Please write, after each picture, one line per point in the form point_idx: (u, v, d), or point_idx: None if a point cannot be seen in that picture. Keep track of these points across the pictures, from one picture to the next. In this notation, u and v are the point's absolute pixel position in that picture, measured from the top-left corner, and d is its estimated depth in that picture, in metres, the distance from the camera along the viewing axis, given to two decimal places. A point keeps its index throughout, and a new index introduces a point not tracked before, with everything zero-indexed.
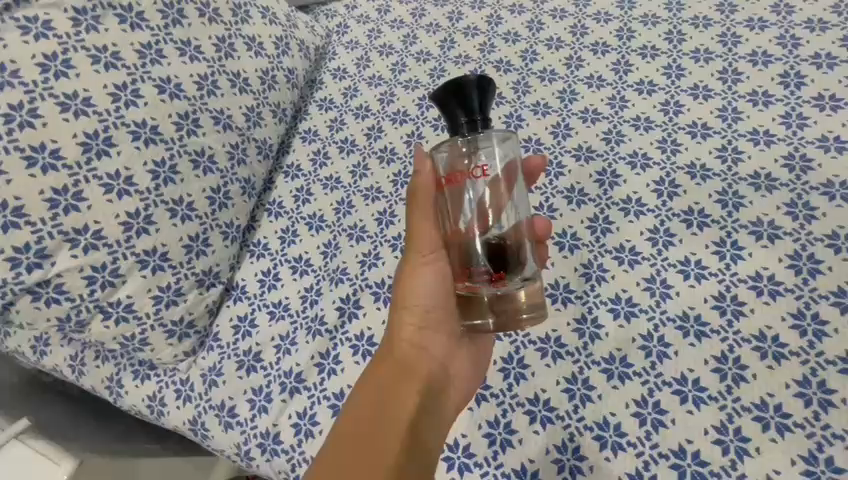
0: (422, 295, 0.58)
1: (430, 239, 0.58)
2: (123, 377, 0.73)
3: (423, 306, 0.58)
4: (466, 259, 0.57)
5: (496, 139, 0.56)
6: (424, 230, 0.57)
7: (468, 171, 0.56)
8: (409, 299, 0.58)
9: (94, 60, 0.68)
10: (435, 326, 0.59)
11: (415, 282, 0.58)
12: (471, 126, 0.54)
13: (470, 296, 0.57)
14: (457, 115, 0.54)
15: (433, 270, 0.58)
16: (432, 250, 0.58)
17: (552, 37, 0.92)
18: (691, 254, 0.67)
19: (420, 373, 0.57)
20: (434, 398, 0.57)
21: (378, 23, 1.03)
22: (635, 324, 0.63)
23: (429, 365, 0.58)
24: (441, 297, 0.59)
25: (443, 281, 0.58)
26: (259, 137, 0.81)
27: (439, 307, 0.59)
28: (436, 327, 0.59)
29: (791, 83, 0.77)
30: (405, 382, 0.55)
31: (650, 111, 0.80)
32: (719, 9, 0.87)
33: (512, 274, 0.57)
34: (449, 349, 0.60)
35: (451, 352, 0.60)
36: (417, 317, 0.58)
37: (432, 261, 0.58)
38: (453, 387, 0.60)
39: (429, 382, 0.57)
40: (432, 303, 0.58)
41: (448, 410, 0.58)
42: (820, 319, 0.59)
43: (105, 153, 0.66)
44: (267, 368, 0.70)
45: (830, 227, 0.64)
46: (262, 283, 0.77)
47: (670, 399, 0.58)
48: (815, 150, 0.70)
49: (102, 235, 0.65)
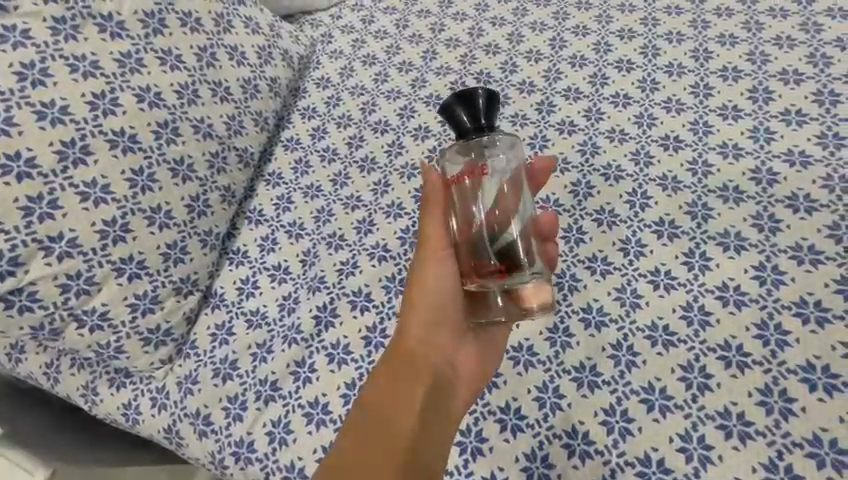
0: (430, 292, 0.59)
1: (438, 238, 0.59)
2: (98, 385, 0.73)
3: (430, 305, 0.59)
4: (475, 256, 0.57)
5: (500, 142, 0.58)
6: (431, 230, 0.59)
7: (475, 172, 0.58)
8: (417, 297, 0.59)
9: (73, 69, 0.68)
10: (442, 324, 0.60)
11: (423, 280, 0.59)
12: (477, 131, 0.56)
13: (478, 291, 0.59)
14: (464, 122, 0.56)
15: (443, 268, 0.59)
16: (441, 248, 0.59)
17: (531, 49, 0.94)
18: (661, 264, 0.68)
19: (428, 372, 0.58)
20: (441, 395, 0.57)
21: (362, 33, 1.04)
22: (605, 334, 0.64)
23: (436, 363, 0.58)
24: (448, 296, 0.60)
25: (451, 278, 0.59)
26: (240, 145, 0.82)
27: (446, 306, 0.60)
28: (443, 325, 0.60)
29: (760, 98, 0.79)
30: (412, 380, 0.56)
31: (625, 123, 0.82)
32: (692, 25, 0.89)
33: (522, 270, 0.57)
34: (455, 347, 0.61)
35: (458, 350, 0.61)
36: (425, 316, 0.59)
37: (442, 261, 0.59)
38: (461, 384, 0.60)
39: (435, 380, 0.57)
40: (440, 302, 0.59)
41: (456, 407, 0.58)
42: (783, 329, 0.61)
43: (82, 162, 0.66)
44: (243, 376, 0.70)
45: (794, 239, 0.66)
46: (240, 291, 0.77)
47: (638, 408, 0.59)
48: (781, 163, 0.72)
49: (77, 242, 0.65)
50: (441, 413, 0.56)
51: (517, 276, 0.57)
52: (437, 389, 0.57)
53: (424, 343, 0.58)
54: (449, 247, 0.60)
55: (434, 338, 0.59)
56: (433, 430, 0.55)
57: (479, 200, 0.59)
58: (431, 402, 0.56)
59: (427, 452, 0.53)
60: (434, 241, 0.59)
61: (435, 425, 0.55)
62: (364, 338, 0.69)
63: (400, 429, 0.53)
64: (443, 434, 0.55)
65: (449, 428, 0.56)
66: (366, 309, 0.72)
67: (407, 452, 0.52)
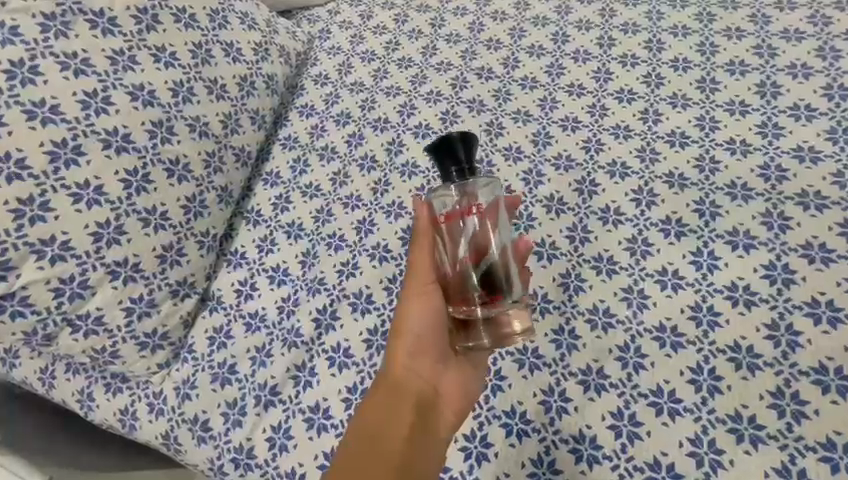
0: (416, 319, 0.58)
1: (425, 268, 0.58)
2: (94, 391, 0.71)
3: (418, 333, 0.58)
4: (462, 287, 0.57)
5: (484, 184, 0.56)
6: (419, 260, 0.59)
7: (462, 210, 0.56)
8: (404, 325, 0.58)
9: (63, 67, 0.66)
10: (429, 351, 0.58)
11: (408, 307, 0.58)
12: (461, 175, 0.54)
13: (466, 320, 0.57)
14: (446, 166, 0.54)
15: (426, 298, 0.58)
16: (424, 276, 0.58)
17: (533, 44, 0.92)
18: (668, 264, 0.67)
19: (415, 397, 0.57)
20: (429, 419, 0.56)
21: (360, 29, 1.02)
22: (612, 336, 0.63)
23: (422, 388, 0.57)
24: (435, 323, 0.58)
25: (436, 307, 0.58)
26: (237, 144, 0.80)
27: (434, 331, 0.58)
28: (429, 352, 0.58)
29: (767, 93, 0.77)
30: (399, 407, 0.55)
31: (630, 119, 0.80)
32: (697, 18, 0.87)
33: (504, 297, 0.56)
34: (443, 367, 0.59)
35: (447, 372, 0.59)
36: (413, 342, 0.58)
37: (427, 292, 0.58)
38: (447, 407, 0.58)
39: (421, 404, 0.57)
40: (426, 329, 0.58)
41: (444, 430, 0.57)
42: (795, 329, 0.59)
43: (73, 162, 0.64)
44: (242, 381, 0.68)
45: (804, 237, 0.65)
46: (238, 293, 0.76)
47: (646, 411, 0.58)
48: (790, 160, 0.71)
49: (70, 246, 0.63)
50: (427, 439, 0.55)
51: (503, 304, 0.56)
52: (423, 415, 0.56)
53: (410, 369, 0.57)
54: (435, 281, 0.58)
55: (420, 364, 0.58)
56: (421, 454, 0.54)
57: (461, 239, 0.57)
58: (417, 429, 0.55)
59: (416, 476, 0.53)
60: (421, 273, 0.59)
61: (422, 450, 0.54)
62: (365, 342, 0.68)
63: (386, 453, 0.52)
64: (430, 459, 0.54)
65: (437, 452, 0.55)
66: (367, 312, 0.70)
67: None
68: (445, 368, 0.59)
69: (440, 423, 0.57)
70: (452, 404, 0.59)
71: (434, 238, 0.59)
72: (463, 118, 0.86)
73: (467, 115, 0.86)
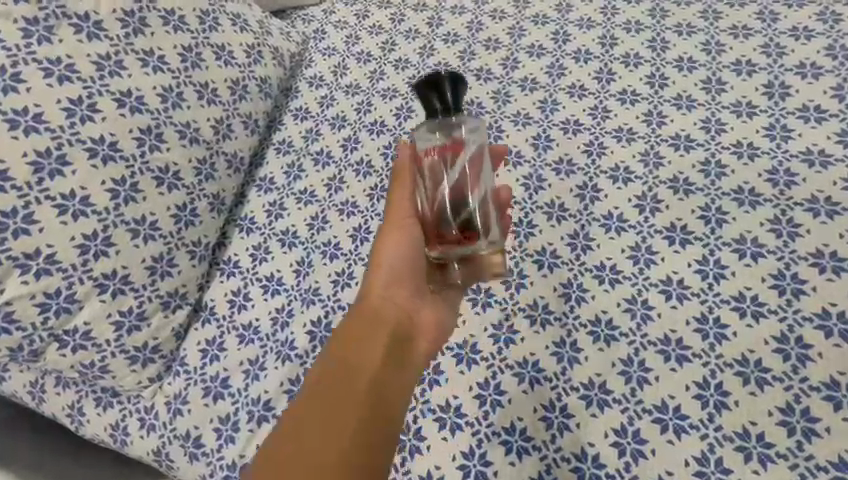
0: (390, 256, 0.59)
1: (402, 211, 0.61)
2: (84, 406, 0.70)
3: (392, 266, 0.59)
4: (438, 222, 0.57)
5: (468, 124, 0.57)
6: (399, 207, 0.62)
7: (442, 146, 0.57)
8: (379, 262, 0.59)
9: (47, 74, 0.64)
10: (403, 284, 0.59)
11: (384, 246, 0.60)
12: (444, 112, 0.55)
13: (442, 259, 0.58)
14: (427, 93, 0.55)
15: (401, 232, 0.61)
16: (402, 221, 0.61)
17: (533, 44, 0.89)
18: (673, 273, 0.64)
19: (388, 331, 0.56)
20: (402, 355, 0.56)
21: (356, 28, 1.00)
22: (615, 349, 0.61)
23: (395, 315, 0.57)
24: (408, 263, 0.60)
25: (411, 241, 0.60)
26: (229, 150, 0.78)
27: (407, 264, 0.60)
28: (403, 283, 0.59)
29: (776, 93, 0.75)
30: (371, 344, 0.54)
31: (633, 122, 0.78)
32: (703, 16, 0.85)
33: (480, 238, 0.57)
34: (417, 302, 0.60)
35: (422, 306, 0.60)
36: (387, 275, 0.59)
37: (403, 227, 0.61)
38: (420, 343, 0.59)
39: (394, 338, 0.56)
40: (401, 265, 0.60)
41: (418, 365, 0.57)
42: (804, 342, 0.57)
43: (58, 173, 0.62)
44: (235, 395, 0.67)
45: (814, 246, 0.63)
46: (231, 304, 0.74)
47: (651, 429, 0.56)
48: (799, 164, 0.68)
49: (55, 259, 0.61)
50: (401, 373, 0.54)
51: (478, 244, 0.57)
52: (396, 349, 0.55)
53: (384, 302, 0.57)
54: (412, 222, 0.61)
55: (393, 295, 0.58)
56: (392, 389, 0.53)
57: (443, 169, 0.57)
58: (391, 357, 0.55)
59: (386, 411, 0.52)
60: (398, 213, 0.61)
61: (393, 386, 0.53)
62: None
63: (356, 388, 0.51)
64: (401, 393, 0.54)
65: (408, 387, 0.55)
66: None
67: (362, 413, 0.50)
68: (419, 307, 0.60)
69: (414, 359, 0.57)
70: (426, 339, 0.60)
71: (414, 178, 0.60)
72: None
73: None
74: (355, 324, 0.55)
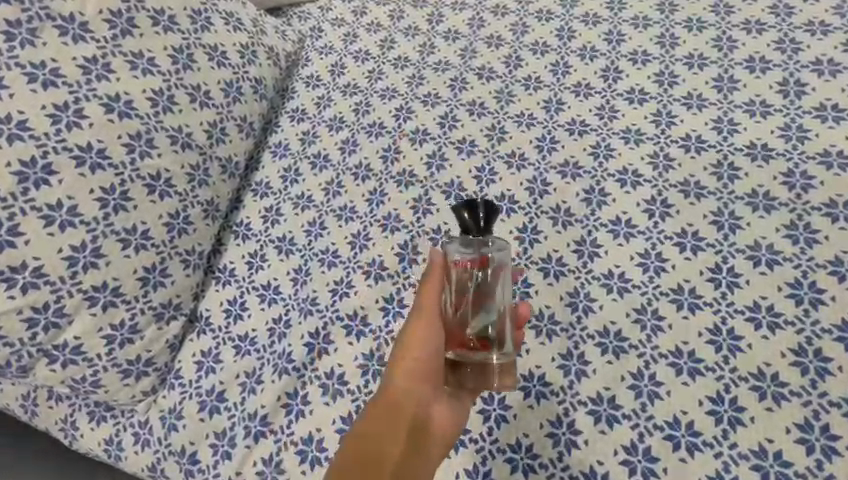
0: (419, 349, 0.53)
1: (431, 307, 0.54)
2: (77, 420, 0.68)
3: (421, 361, 0.53)
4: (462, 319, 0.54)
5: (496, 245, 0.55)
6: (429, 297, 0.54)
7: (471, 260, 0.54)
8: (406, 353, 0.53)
9: (30, 79, 0.61)
10: (428, 382, 0.53)
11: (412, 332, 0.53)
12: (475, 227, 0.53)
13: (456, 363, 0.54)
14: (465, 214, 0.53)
15: (429, 334, 0.53)
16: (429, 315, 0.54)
17: (537, 41, 0.86)
18: (684, 281, 0.62)
19: (407, 429, 0.51)
20: (417, 449, 0.52)
21: (354, 26, 0.97)
22: (624, 361, 0.59)
23: (415, 414, 0.52)
24: (435, 360, 0.53)
25: (438, 347, 0.53)
26: (223, 155, 0.76)
27: (435, 362, 0.53)
28: (428, 381, 0.53)
29: (791, 92, 0.72)
30: (389, 438, 0.50)
31: (641, 122, 0.75)
32: (714, 10, 0.81)
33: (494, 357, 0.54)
34: (439, 401, 0.54)
35: (441, 404, 0.54)
36: (412, 369, 0.52)
37: (430, 328, 0.54)
38: (439, 437, 0.54)
39: (412, 433, 0.52)
40: (428, 351, 0.53)
41: (434, 455, 0.53)
42: (823, 355, 0.55)
43: (44, 182, 0.60)
44: (232, 409, 0.65)
45: (833, 253, 0.60)
46: (227, 314, 0.72)
47: (662, 446, 0.54)
48: (816, 166, 0.66)
49: (42, 272, 0.59)
50: (414, 472, 0.51)
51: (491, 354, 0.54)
52: (412, 448, 0.51)
53: (406, 400, 0.52)
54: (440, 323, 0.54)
55: (417, 394, 0.52)
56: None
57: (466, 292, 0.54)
58: (409, 455, 0.51)
59: None
60: (425, 310, 0.54)
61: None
62: (361, 367, 0.64)
63: None
64: None
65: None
66: (362, 335, 0.66)
67: None
68: (440, 395, 0.54)
69: (431, 452, 0.53)
70: (445, 433, 0.54)
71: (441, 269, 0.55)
72: (463, 123, 0.81)
73: (467, 119, 0.81)
74: (376, 417, 0.51)
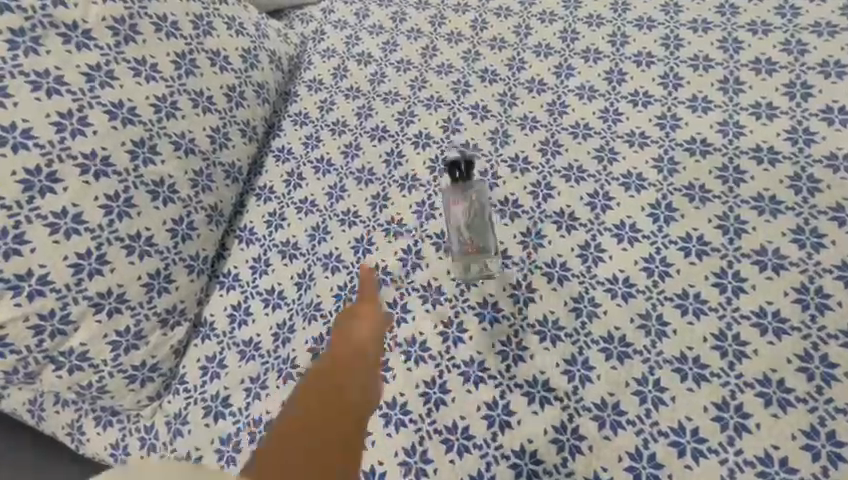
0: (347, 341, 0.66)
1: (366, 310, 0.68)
2: (84, 424, 0.68)
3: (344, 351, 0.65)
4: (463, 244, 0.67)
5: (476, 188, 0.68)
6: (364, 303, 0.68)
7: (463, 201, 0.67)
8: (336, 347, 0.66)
9: (34, 87, 0.61)
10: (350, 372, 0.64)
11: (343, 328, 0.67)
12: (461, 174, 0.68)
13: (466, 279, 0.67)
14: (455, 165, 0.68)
15: (348, 336, 0.67)
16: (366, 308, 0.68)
17: (540, 43, 0.86)
18: (689, 287, 0.62)
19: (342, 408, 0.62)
20: (349, 410, 0.62)
21: (356, 29, 0.97)
22: (629, 367, 0.58)
23: (349, 396, 0.63)
24: (364, 343, 0.66)
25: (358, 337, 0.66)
26: (226, 160, 0.76)
27: (363, 342, 0.66)
28: (351, 370, 0.64)
29: (797, 94, 0.71)
30: (330, 410, 0.62)
31: (646, 125, 0.74)
32: (719, 11, 0.81)
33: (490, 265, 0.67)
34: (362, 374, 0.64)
35: (362, 382, 0.64)
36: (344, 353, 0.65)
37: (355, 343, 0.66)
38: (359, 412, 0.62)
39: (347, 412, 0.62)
40: (353, 348, 0.65)
41: (362, 419, 0.62)
42: (830, 361, 0.54)
43: (49, 190, 0.60)
44: (236, 415, 0.65)
45: (840, 257, 0.59)
46: (231, 319, 0.72)
47: (667, 453, 0.54)
48: (823, 169, 0.65)
49: (48, 279, 0.59)
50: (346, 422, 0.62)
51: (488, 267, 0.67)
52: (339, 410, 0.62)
53: (336, 389, 0.64)
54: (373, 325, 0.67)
55: (344, 383, 0.64)
56: (339, 437, 0.61)
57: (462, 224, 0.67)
58: (349, 414, 0.62)
59: (340, 463, 0.60)
60: (363, 335, 0.66)
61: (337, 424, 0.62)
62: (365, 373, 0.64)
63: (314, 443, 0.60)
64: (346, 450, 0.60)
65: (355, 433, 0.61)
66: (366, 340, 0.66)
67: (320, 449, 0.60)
68: (359, 379, 0.64)
69: (353, 410, 0.62)
70: (364, 406, 0.63)
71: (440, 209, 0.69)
72: (466, 126, 0.81)
73: (470, 122, 0.81)
74: (312, 394, 0.63)
